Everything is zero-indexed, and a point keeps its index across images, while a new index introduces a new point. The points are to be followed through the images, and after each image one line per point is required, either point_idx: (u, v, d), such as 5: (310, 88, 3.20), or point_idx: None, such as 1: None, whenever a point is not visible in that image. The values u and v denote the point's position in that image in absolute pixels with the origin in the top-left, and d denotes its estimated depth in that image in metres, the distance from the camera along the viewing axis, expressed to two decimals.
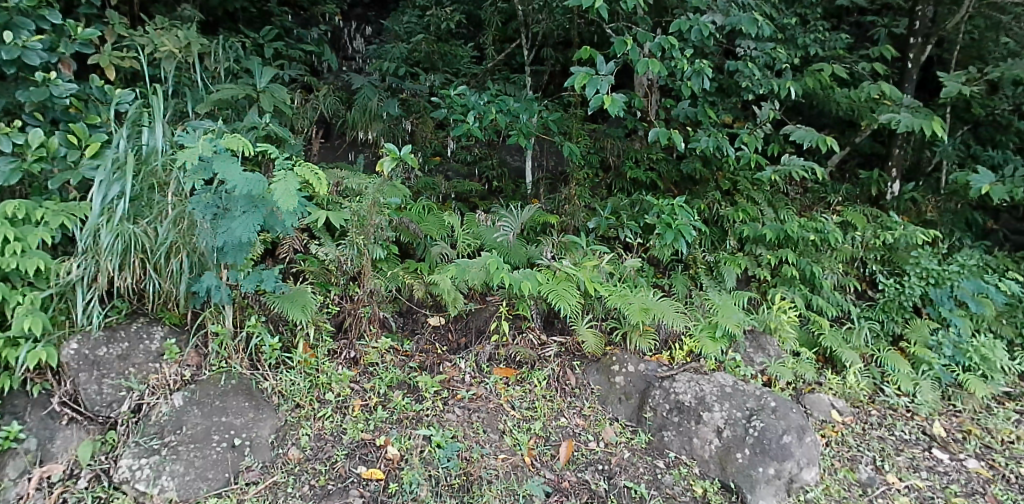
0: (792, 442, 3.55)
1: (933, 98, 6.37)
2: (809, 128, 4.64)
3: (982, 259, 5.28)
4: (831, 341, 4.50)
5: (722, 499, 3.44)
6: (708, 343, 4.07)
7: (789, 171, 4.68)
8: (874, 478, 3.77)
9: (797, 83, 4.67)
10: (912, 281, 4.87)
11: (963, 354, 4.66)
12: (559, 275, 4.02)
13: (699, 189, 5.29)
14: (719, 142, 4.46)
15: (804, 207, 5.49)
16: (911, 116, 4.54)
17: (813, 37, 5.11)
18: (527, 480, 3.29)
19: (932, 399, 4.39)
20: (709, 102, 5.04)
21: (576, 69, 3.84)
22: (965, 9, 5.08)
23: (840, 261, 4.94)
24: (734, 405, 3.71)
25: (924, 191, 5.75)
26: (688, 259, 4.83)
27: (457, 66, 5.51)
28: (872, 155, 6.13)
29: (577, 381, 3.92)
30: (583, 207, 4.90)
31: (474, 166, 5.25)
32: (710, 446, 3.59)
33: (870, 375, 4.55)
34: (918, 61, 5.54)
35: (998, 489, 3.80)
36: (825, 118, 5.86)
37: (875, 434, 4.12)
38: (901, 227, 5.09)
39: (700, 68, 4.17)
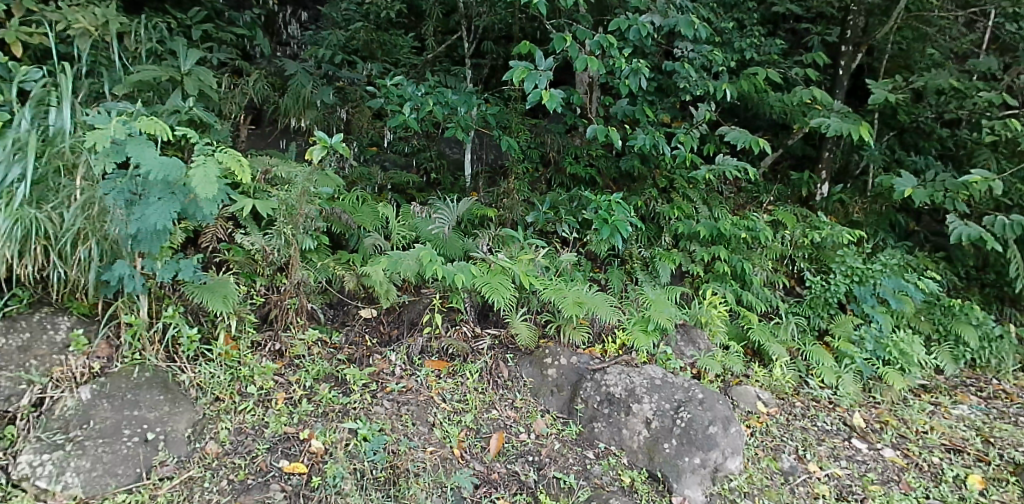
0: (717, 432, 3.67)
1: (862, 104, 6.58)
2: (743, 129, 4.81)
3: (903, 258, 5.49)
4: (759, 334, 4.67)
5: (649, 488, 3.51)
6: (640, 336, 4.18)
7: (723, 171, 4.80)
8: (795, 467, 3.92)
9: (732, 85, 4.81)
10: (838, 278, 5.07)
11: (884, 348, 4.88)
12: (495, 268, 4.02)
13: (636, 186, 5.35)
14: (655, 140, 4.55)
15: (738, 206, 5.63)
16: (840, 121, 4.73)
17: (749, 42, 5.10)
18: (455, 472, 3.31)
19: (853, 391, 4.60)
20: (647, 101, 5.09)
21: (515, 62, 3.86)
22: (895, 19, 5.27)
23: (770, 258, 5.11)
24: (663, 397, 3.80)
25: (852, 192, 5.96)
26: (624, 255, 4.90)
27: (396, 56, 5.41)
28: (803, 157, 6.30)
29: (509, 374, 3.93)
30: (521, 201, 4.86)
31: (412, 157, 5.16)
32: (639, 436, 3.67)
33: (796, 368, 4.73)
34: (848, 69, 5.74)
35: (911, 476, 3.99)
36: (760, 121, 6.00)
37: (798, 424, 4.28)
38: (828, 226, 5.28)
39: (637, 67, 4.24)
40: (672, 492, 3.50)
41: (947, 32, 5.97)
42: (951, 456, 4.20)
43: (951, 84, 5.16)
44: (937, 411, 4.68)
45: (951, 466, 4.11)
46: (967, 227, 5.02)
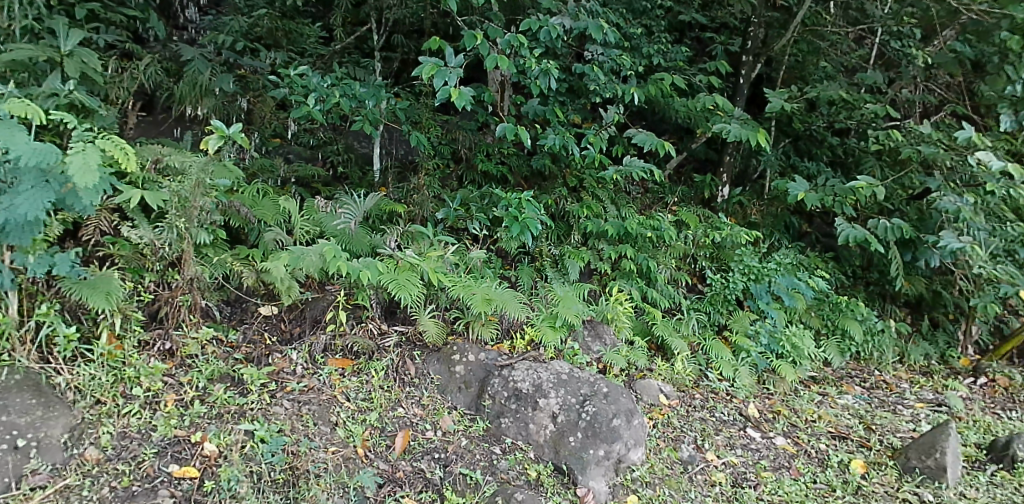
0: (621, 424, 3.80)
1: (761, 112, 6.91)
2: (649, 132, 5.00)
3: (797, 257, 5.80)
4: (662, 330, 4.86)
5: (554, 481, 3.58)
6: (548, 332, 4.26)
7: (630, 172, 4.96)
8: (694, 456, 4.11)
9: (640, 89, 4.96)
10: (736, 276, 5.34)
11: (777, 342, 5.18)
12: (402, 264, 3.99)
13: (547, 185, 5.43)
14: (565, 141, 4.65)
15: (644, 206, 5.82)
16: (739, 127, 4.99)
17: (656, 47, 5.31)
18: (358, 472, 3.25)
19: (749, 383, 4.87)
20: (558, 101, 5.18)
21: (424, 59, 3.86)
22: (792, 32, 5.56)
23: (673, 257, 5.32)
24: (569, 391, 3.89)
25: (750, 195, 6.28)
26: (534, 252, 4.96)
27: (303, 46, 5.30)
28: (706, 161, 6.58)
29: (416, 371, 3.92)
30: (431, 197, 4.87)
31: (317, 150, 5.18)
32: (546, 431, 3.74)
33: (696, 362, 4.95)
34: (749, 77, 5.94)
35: (800, 462, 4.27)
36: (666, 124, 6.22)
37: (697, 415, 4.49)
38: (728, 227, 5.55)
39: (547, 68, 4.32)
40: (577, 484, 3.59)
41: (840, 47, 6.36)
42: (836, 443, 4.53)
43: (840, 96, 5.55)
44: (824, 401, 5.03)
45: (836, 452, 4.42)
46: (852, 229, 5.43)
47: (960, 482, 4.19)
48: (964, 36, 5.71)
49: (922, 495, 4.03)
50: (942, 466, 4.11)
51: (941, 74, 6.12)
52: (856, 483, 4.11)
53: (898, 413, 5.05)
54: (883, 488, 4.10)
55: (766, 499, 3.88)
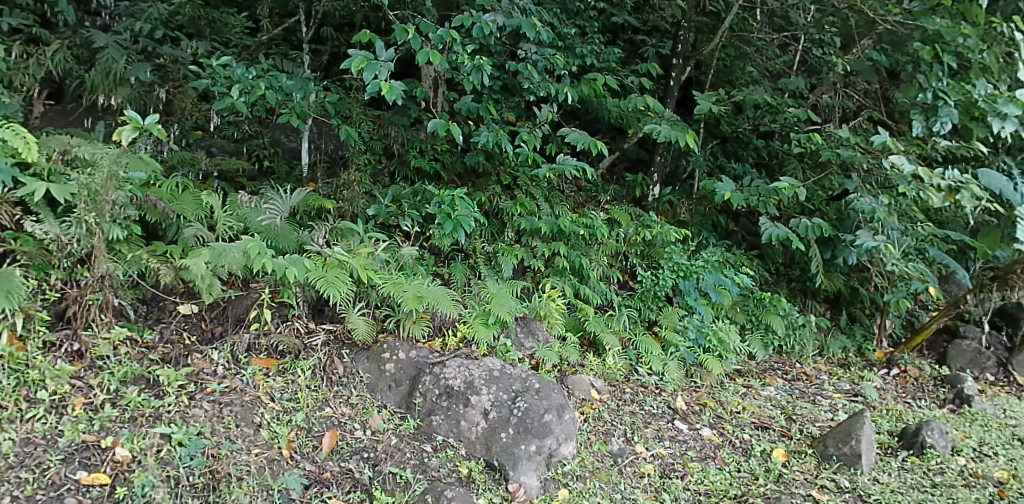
0: (552, 419, 3.85)
1: (690, 113, 7.10)
2: (582, 131, 5.09)
3: (723, 255, 6.00)
4: (594, 326, 4.95)
5: (485, 477, 3.61)
6: (480, 329, 4.27)
7: (563, 170, 5.04)
8: (624, 449, 4.21)
9: (574, 88, 5.04)
10: (666, 273, 5.49)
11: (704, 336, 5.35)
12: (331, 261, 3.94)
13: (481, 182, 5.42)
14: (498, 138, 4.70)
15: (577, 204, 5.91)
16: (669, 128, 5.13)
17: (589, 48, 5.39)
18: (283, 474, 3.20)
19: (677, 377, 5.02)
20: (492, 99, 5.19)
21: (353, 51, 3.79)
22: (721, 37, 5.75)
23: (605, 254, 5.42)
24: (501, 387, 3.92)
25: (680, 195, 6.44)
26: (468, 249, 4.97)
27: (227, 36, 5.10)
28: (637, 161, 6.71)
29: (345, 370, 3.88)
30: (362, 193, 4.82)
31: (241, 144, 5.02)
32: (477, 427, 3.76)
33: (627, 357, 5.07)
34: (678, 80, 6.06)
35: (725, 452, 4.43)
36: (599, 124, 6.33)
37: (627, 409, 4.60)
38: (658, 225, 5.67)
39: (480, 64, 4.34)
40: (508, 479, 3.61)
41: (764, 53, 6.63)
42: (759, 433, 4.73)
43: (765, 100, 5.77)
44: (748, 393, 5.24)
45: (759, 442, 4.61)
46: (775, 228, 5.65)
47: (874, 468, 4.43)
48: (879, 46, 6.04)
49: (838, 480, 4.24)
50: (857, 453, 4.34)
51: (858, 81, 6.44)
52: (778, 471, 4.29)
53: (817, 403, 5.30)
54: (802, 474, 4.28)
55: (692, 489, 4.01)
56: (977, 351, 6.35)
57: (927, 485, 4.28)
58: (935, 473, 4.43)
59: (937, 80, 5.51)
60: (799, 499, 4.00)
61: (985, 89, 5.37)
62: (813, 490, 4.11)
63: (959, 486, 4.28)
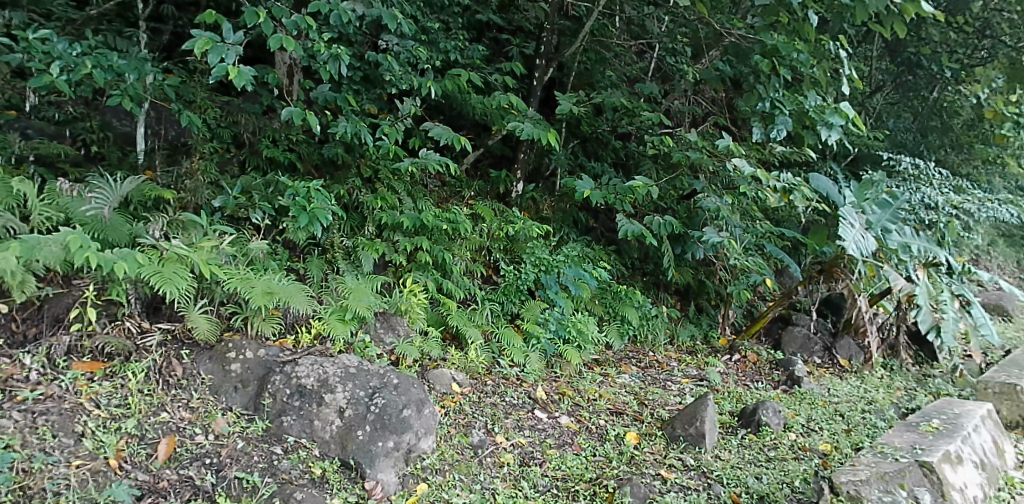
0: (411, 414, 3.87)
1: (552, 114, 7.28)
2: (446, 126, 5.11)
3: (583, 250, 6.25)
4: (456, 320, 5.02)
5: (340, 477, 3.54)
6: (336, 325, 4.28)
7: (426, 164, 5.06)
8: (484, 440, 4.28)
9: (437, 83, 5.05)
10: (528, 268, 5.64)
11: (564, 328, 5.55)
12: (168, 256, 3.73)
13: (340, 174, 5.29)
14: (358, 129, 4.68)
15: (441, 199, 5.91)
16: (532, 126, 5.27)
17: (453, 44, 5.41)
18: (109, 486, 3.06)
19: (537, 368, 5.18)
20: (352, 90, 5.10)
21: (196, 31, 3.55)
22: (582, 40, 5.97)
23: (468, 249, 5.47)
24: (358, 384, 3.91)
25: (543, 191, 6.62)
26: (325, 243, 4.88)
27: (48, 8, 4.60)
28: (501, 157, 6.78)
29: (184, 372, 3.74)
30: (207, 183, 4.59)
31: (64, 126, 4.70)
32: (332, 426, 3.71)
33: (490, 350, 5.17)
34: (541, 80, 6.23)
35: (582, 438, 4.62)
36: (463, 120, 6.34)
37: (488, 401, 4.69)
38: (521, 221, 5.81)
39: (337, 53, 4.24)
40: (365, 477, 3.57)
41: (622, 58, 6.91)
42: (614, 418, 4.99)
43: (621, 103, 6.07)
44: (605, 381, 5.51)
45: (613, 426, 4.86)
46: (631, 225, 5.95)
47: (716, 446, 4.81)
48: (725, 58, 6.52)
49: (684, 459, 4.54)
50: (702, 433, 4.68)
51: (707, 89, 6.92)
52: (630, 453, 4.52)
53: (667, 388, 5.67)
54: (652, 456, 4.55)
55: (550, 475, 4.14)
56: (807, 336, 7.09)
57: (762, 459, 4.68)
58: (769, 449, 4.88)
59: (774, 91, 6.10)
60: (649, 479, 4.24)
61: (815, 101, 6.05)
62: (662, 469, 4.37)
63: (790, 459, 4.71)
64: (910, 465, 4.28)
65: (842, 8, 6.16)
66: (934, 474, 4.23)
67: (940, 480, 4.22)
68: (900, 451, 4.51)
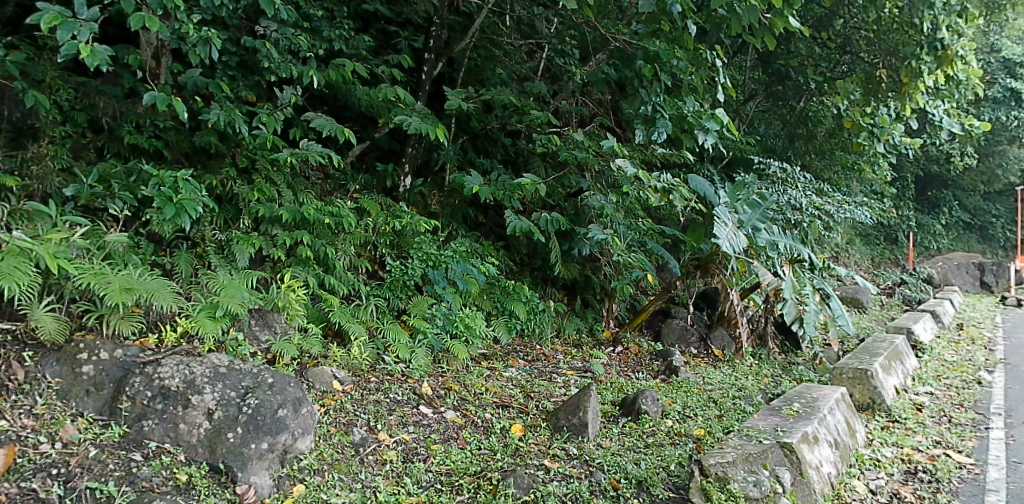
0: (287, 414, 3.76)
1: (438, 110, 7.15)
2: (328, 117, 4.99)
3: (471, 245, 6.31)
4: (339, 316, 4.93)
5: (208, 482, 3.38)
6: (206, 323, 4.09)
7: (307, 155, 4.96)
8: (366, 438, 4.21)
9: (320, 73, 4.92)
10: (415, 263, 5.60)
11: (451, 323, 5.58)
12: (7, 249, 3.42)
13: (212, 164, 5.04)
14: (231, 118, 4.50)
15: (325, 192, 5.76)
16: (419, 120, 5.23)
17: (338, 33, 5.29)
18: None
19: (423, 363, 5.17)
20: (226, 76, 4.89)
21: (42, 4, 3.26)
22: (472, 36, 5.99)
23: (353, 244, 5.37)
24: (228, 385, 3.75)
25: (431, 186, 6.61)
26: (195, 237, 4.66)
27: None
28: (389, 151, 6.66)
29: (27, 375, 3.46)
30: (57, 169, 4.25)
31: None
32: (199, 430, 3.54)
33: (374, 346, 5.11)
34: (430, 75, 6.21)
35: (467, 432, 4.65)
36: (348, 112, 6.17)
37: (372, 398, 4.63)
38: (408, 216, 5.66)
39: (207, 36, 4.04)
40: (236, 481, 3.43)
41: (513, 57, 6.99)
42: (500, 411, 5.07)
43: (510, 100, 6.14)
44: (492, 375, 5.59)
45: (499, 419, 4.92)
46: (519, 221, 6.04)
47: (598, 434, 4.99)
48: (610, 61, 6.78)
49: (567, 448, 4.67)
50: (584, 423, 4.85)
51: (594, 91, 7.17)
52: (515, 445, 4.59)
53: (553, 380, 5.82)
54: (537, 447, 4.65)
55: (434, 470, 4.12)
56: (684, 328, 7.53)
57: (640, 446, 4.91)
58: (648, 435, 5.13)
59: (655, 96, 6.41)
60: (533, 469, 4.30)
61: (693, 106, 6.38)
62: (546, 459, 4.47)
63: (666, 445, 4.96)
64: (773, 446, 4.54)
65: (719, 19, 6.54)
66: (793, 454, 4.55)
67: (799, 460, 4.54)
68: (764, 433, 4.78)
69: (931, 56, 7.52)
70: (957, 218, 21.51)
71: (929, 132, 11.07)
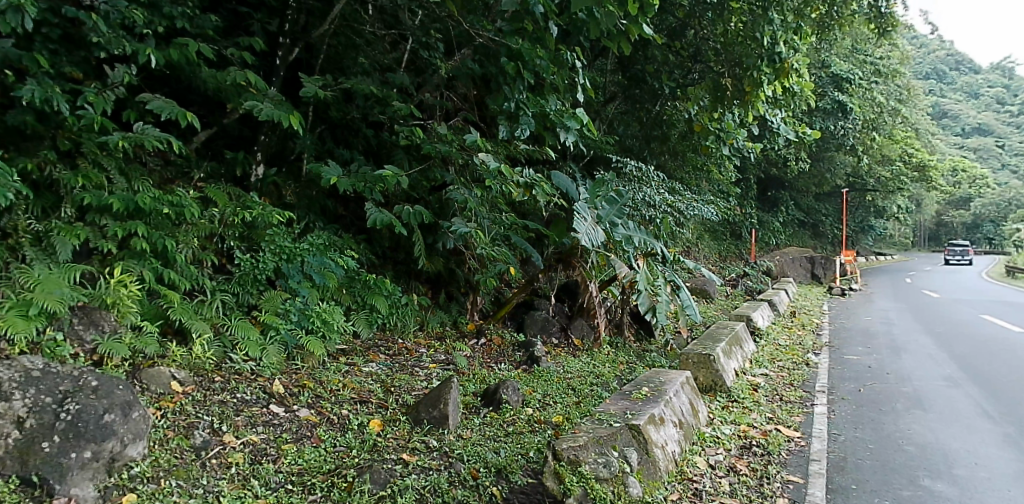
0: (114, 420, 3.48)
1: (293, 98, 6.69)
2: (168, 99, 4.63)
3: (330, 238, 6.15)
4: (179, 313, 4.65)
5: (18, 497, 3.07)
6: (18, 323, 3.71)
7: (142, 139, 4.60)
8: (208, 441, 3.99)
9: (159, 51, 4.57)
10: (266, 256, 5.37)
11: (307, 318, 5.43)
12: None
13: (27, 147, 4.48)
14: (51, 96, 4.07)
15: (164, 181, 5.39)
16: (271, 107, 5.00)
17: (180, 10, 4.94)
18: None
19: (275, 361, 4.98)
20: (45, 49, 4.41)
21: None
22: (329, 23, 5.82)
23: (197, 236, 5.05)
24: (43, 390, 3.44)
25: (286, 177, 6.36)
26: (6, 227, 4.21)
27: None
28: (240, 138, 6.27)
29: None
30: None
31: None
32: (7, 440, 3.21)
33: (220, 344, 4.88)
34: (286, 60, 6.06)
35: (322, 430, 4.52)
36: (194, 95, 5.74)
37: (216, 399, 4.41)
38: (259, 207, 5.41)
39: (19, 3, 3.62)
40: (53, 495, 3.15)
41: (375, 47, 6.83)
42: (358, 406, 4.99)
43: (372, 91, 6.03)
44: (350, 370, 5.51)
45: (357, 415, 4.84)
46: (379, 213, 5.95)
47: (459, 426, 5.05)
48: (475, 57, 6.85)
49: (427, 440, 4.69)
50: (444, 415, 4.91)
51: (458, 85, 7.22)
52: (372, 441, 4.52)
53: (414, 373, 5.82)
54: (395, 441, 4.62)
55: (285, 471, 3.96)
56: (546, 319, 7.84)
57: (500, 434, 5.02)
58: (508, 423, 5.27)
59: (519, 93, 6.55)
60: (391, 464, 4.28)
61: (555, 104, 6.60)
62: (404, 453, 4.45)
63: (525, 432, 5.10)
64: (623, 428, 4.74)
65: (579, 23, 6.81)
66: (640, 435, 4.80)
67: (645, 440, 4.80)
68: (614, 416, 5.01)
69: (770, 69, 8.24)
70: (793, 216, 23.97)
71: (768, 138, 12.20)
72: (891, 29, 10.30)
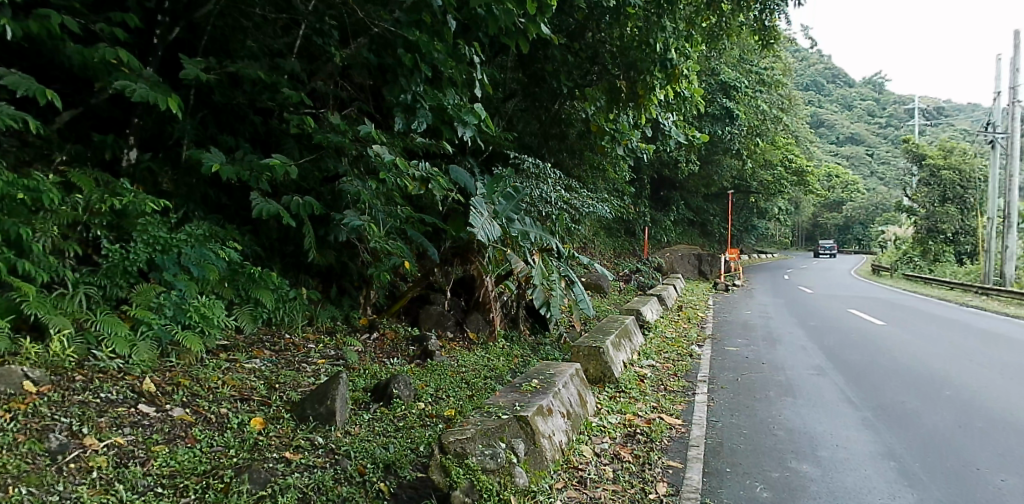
0: None
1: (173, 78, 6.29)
2: (25, 75, 4.24)
3: (211, 228, 5.85)
4: (35, 308, 4.30)
5: None
6: None
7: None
8: (66, 444, 3.72)
9: (15, 22, 4.18)
10: (138, 247, 5.03)
11: (183, 313, 5.16)
12: None
13: None
14: None
15: (20, 162, 4.98)
16: (146, 88, 4.68)
17: None
18: None
19: (147, 358, 4.73)
20: None
21: None
22: None
23: (58, 223, 4.66)
24: None
25: (162, 162, 6.04)
26: None
27: None
28: (109, 120, 5.80)
29: None
30: None
31: None
32: None
33: (83, 340, 4.55)
34: (165, 40, 5.70)
35: (197, 430, 4.33)
36: (55, 72, 5.21)
37: (77, 399, 4.12)
38: (131, 194, 5.07)
39: None
40: None
41: (265, 30, 6.55)
42: (238, 405, 4.81)
43: (260, 76, 5.78)
44: (231, 367, 5.33)
45: (237, 414, 4.66)
46: (266, 204, 5.72)
47: (348, 422, 4.98)
48: (371, 47, 6.71)
49: (313, 438, 4.60)
50: (331, 411, 4.83)
51: (353, 75, 7.07)
52: (252, 440, 4.37)
53: (301, 369, 5.68)
54: (278, 439, 4.49)
55: (154, 474, 3.76)
56: (441, 313, 7.91)
57: (390, 429, 5.00)
58: (399, 418, 5.25)
59: (415, 86, 6.50)
60: (272, 463, 4.17)
61: (452, 99, 6.61)
62: (287, 452, 4.34)
63: (416, 427, 5.11)
64: (511, 420, 4.84)
65: (478, 18, 6.84)
66: (528, 426, 4.91)
67: (533, 431, 4.93)
68: (503, 409, 5.10)
69: (662, 74, 8.93)
70: (683, 215, 25.29)
71: (660, 140, 12.79)
72: (772, 42, 11.08)
